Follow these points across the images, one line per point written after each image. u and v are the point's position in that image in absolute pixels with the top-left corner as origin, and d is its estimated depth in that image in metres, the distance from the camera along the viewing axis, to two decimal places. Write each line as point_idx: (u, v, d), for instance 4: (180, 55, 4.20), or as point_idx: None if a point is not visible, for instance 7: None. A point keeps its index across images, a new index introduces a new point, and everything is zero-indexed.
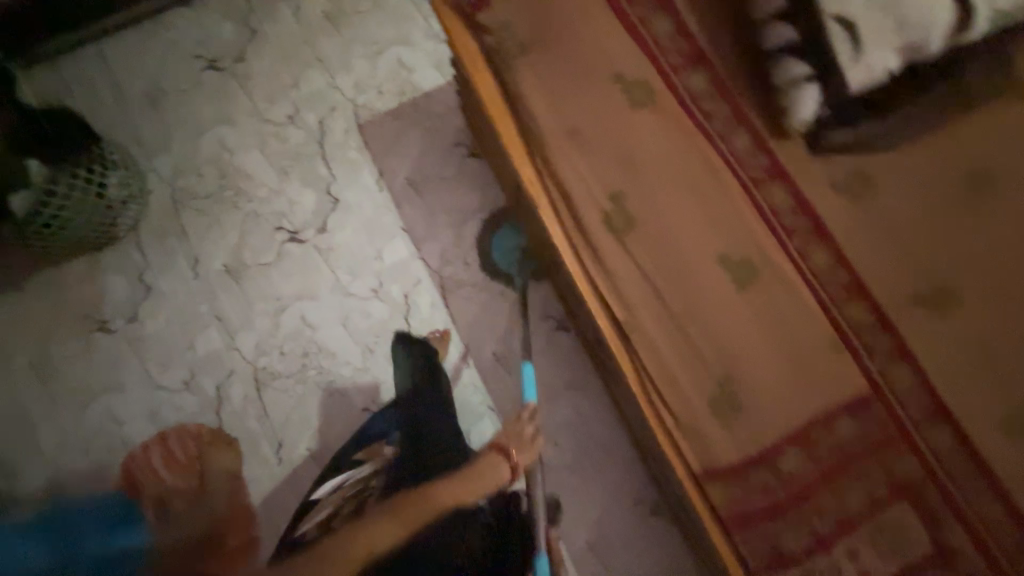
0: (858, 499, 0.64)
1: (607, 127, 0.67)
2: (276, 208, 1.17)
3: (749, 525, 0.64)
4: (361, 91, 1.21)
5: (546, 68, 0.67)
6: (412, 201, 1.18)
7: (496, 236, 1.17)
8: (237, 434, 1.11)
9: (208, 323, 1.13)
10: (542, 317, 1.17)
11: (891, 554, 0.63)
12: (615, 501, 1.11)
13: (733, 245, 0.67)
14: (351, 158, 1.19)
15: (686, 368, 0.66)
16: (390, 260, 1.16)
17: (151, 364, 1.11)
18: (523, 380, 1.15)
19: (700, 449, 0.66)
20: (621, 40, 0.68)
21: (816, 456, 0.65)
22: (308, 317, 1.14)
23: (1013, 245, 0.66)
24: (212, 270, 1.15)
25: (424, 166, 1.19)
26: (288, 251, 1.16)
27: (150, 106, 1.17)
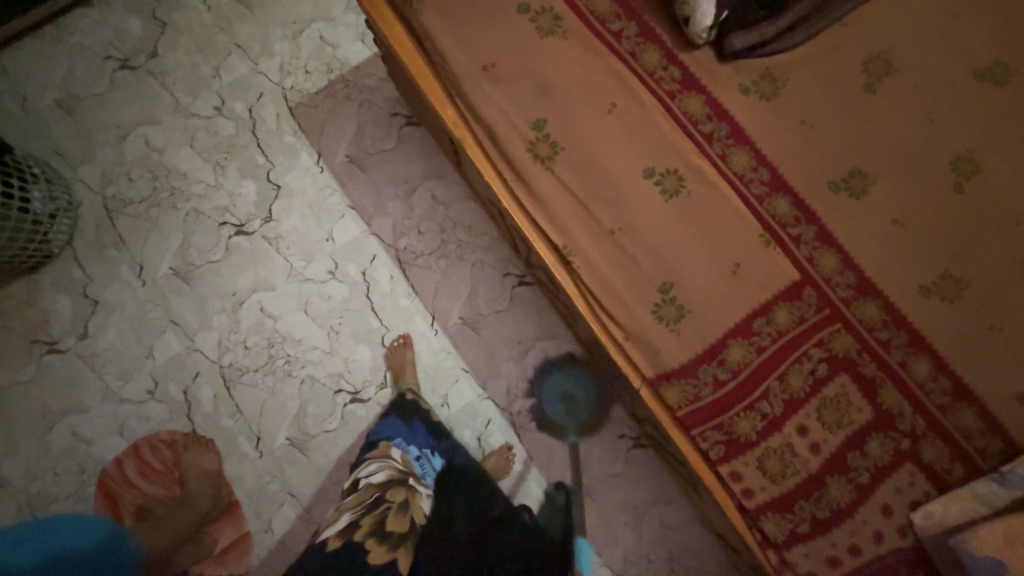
0: (802, 379, 0.69)
1: (519, 57, 0.68)
2: (217, 203, 1.14)
3: (706, 420, 0.68)
4: (286, 73, 1.18)
5: (455, 11, 0.68)
6: (355, 177, 1.17)
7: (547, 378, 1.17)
8: (213, 436, 1.10)
9: (165, 329, 1.11)
10: (502, 275, 1.18)
11: (834, 421, 0.68)
12: (596, 439, 1.16)
13: (659, 159, 0.69)
14: (288, 143, 1.17)
15: (628, 282, 0.68)
16: (343, 239, 1.16)
17: (111, 378, 1.09)
18: (494, 339, 1.17)
19: (652, 356, 0.68)
20: None
21: (760, 346, 0.68)
22: (267, 308, 1.13)
23: (904, 126, 0.72)
24: (160, 275, 1.12)
25: (363, 140, 1.17)
26: (237, 244, 1.14)
27: (65, 115, 1.12)
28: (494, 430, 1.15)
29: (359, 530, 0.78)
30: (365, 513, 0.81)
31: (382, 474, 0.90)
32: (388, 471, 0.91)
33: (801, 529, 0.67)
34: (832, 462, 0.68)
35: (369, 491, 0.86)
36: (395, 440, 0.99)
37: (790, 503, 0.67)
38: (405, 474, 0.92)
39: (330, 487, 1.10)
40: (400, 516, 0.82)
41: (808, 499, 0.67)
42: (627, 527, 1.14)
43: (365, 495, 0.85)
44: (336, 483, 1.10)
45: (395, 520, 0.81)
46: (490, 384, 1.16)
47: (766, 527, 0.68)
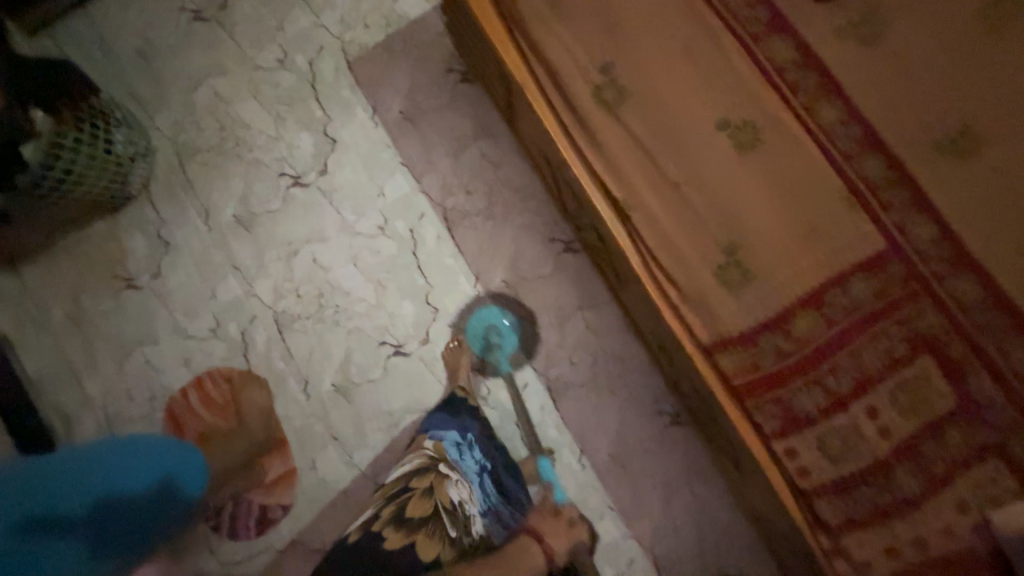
0: (877, 358, 0.63)
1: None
2: (276, 154, 1.18)
3: (763, 394, 0.64)
4: (346, 26, 1.18)
5: None
6: (408, 133, 1.17)
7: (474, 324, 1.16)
8: (267, 376, 1.17)
9: (227, 273, 1.18)
10: (548, 239, 1.16)
11: (908, 405, 0.63)
12: (635, 412, 1.14)
13: (736, 109, 0.63)
14: (345, 96, 1.18)
15: (689, 242, 0.64)
16: (394, 195, 1.17)
17: (180, 314, 1.17)
18: (535, 304, 1.16)
19: (710, 320, 0.64)
20: None
21: (832, 318, 0.63)
22: (320, 259, 1.17)
23: None
24: (224, 221, 1.18)
25: (417, 96, 1.17)
26: (293, 195, 1.18)
27: (143, 63, 1.18)
28: (530, 393, 1.15)
29: (376, 521, 0.73)
30: (385, 507, 0.76)
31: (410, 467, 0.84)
32: (417, 462, 0.85)
33: (859, 515, 0.63)
34: (902, 447, 0.63)
35: (396, 484, 0.81)
36: (433, 432, 0.93)
37: (848, 487, 0.63)
38: (435, 460, 0.86)
39: (370, 434, 1.15)
40: (421, 502, 0.76)
41: (870, 485, 0.63)
42: (660, 504, 1.13)
43: (392, 487, 0.81)
44: (376, 431, 1.15)
45: (416, 507, 0.75)
46: (529, 349, 1.16)
47: (820, 509, 0.64)
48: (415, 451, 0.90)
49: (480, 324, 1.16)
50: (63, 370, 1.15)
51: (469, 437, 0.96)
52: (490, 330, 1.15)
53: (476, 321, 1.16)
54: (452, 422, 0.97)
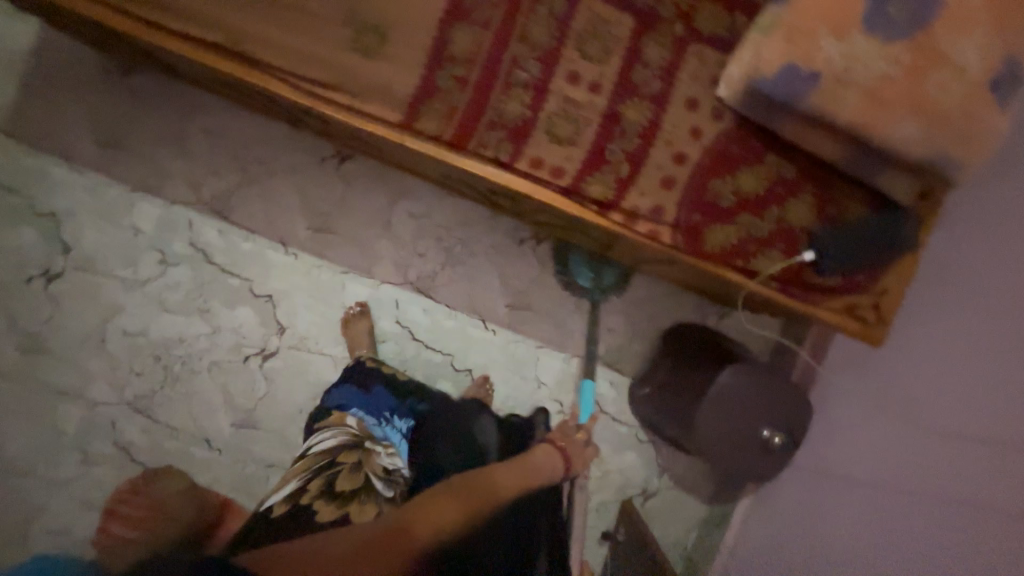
0: (544, 24, 0.61)
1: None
2: (8, 264, 1.05)
3: (476, 128, 0.62)
4: None
5: None
6: (119, 160, 1.06)
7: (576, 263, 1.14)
8: (171, 461, 1.10)
9: (57, 402, 1.07)
10: (322, 163, 1.10)
11: (598, 50, 0.61)
12: (503, 255, 1.14)
13: None
14: (28, 165, 1.04)
15: (315, 38, 0.60)
16: (152, 223, 1.07)
17: (43, 469, 1.07)
18: (352, 227, 1.11)
19: (385, 95, 0.61)
20: None
21: (482, 13, 0.60)
22: (131, 327, 1.08)
23: None
24: (12, 360, 1.06)
25: (100, 120, 1.05)
26: (57, 289, 1.06)
27: None
28: (407, 305, 1.13)
29: (304, 495, 0.74)
30: (312, 479, 0.77)
31: (333, 443, 0.84)
32: (340, 439, 0.85)
33: (623, 173, 0.63)
34: (618, 89, 0.62)
35: (319, 459, 0.82)
36: (350, 408, 0.92)
37: (599, 155, 0.63)
38: (360, 438, 0.86)
39: (298, 438, 1.12)
40: (352, 475, 0.78)
41: (614, 139, 0.62)
42: (575, 313, 1.16)
43: (315, 460, 0.82)
44: (301, 432, 1.12)
45: (342, 482, 0.76)
46: (378, 269, 1.12)
47: (592, 191, 0.64)
48: (337, 427, 0.88)
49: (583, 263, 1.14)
50: None
51: (389, 416, 0.93)
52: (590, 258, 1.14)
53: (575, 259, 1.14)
54: (363, 396, 0.95)
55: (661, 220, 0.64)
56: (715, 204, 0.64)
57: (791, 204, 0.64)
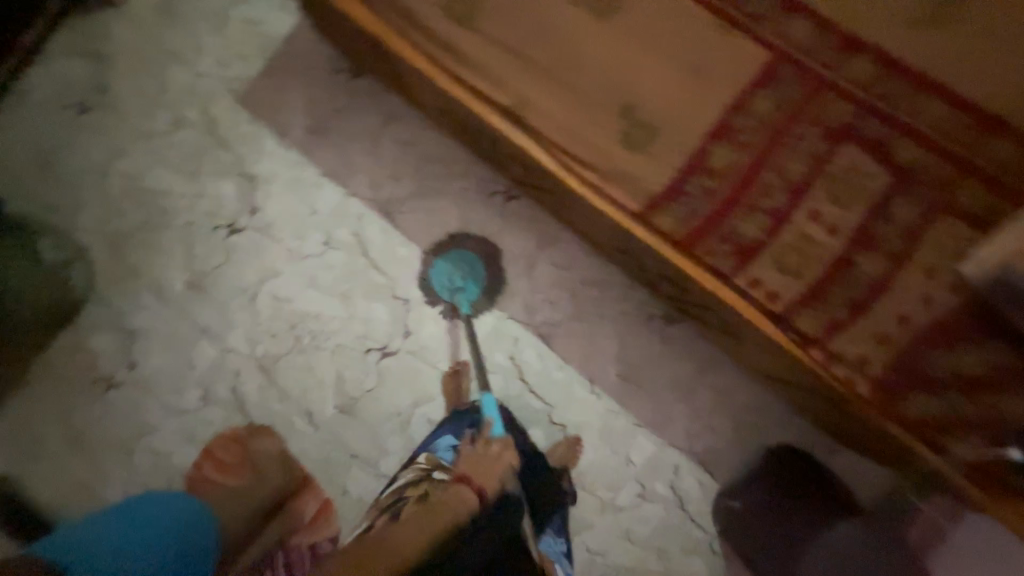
0: (798, 162, 0.63)
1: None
2: (204, 209, 1.18)
3: (708, 237, 0.64)
4: (225, 66, 1.19)
5: None
6: (319, 145, 1.18)
7: (437, 265, 1.16)
8: (272, 423, 1.17)
9: (198, 339, 1.18)
10: (488, 194, 1.17)
11: (845, 196, 0.63)
12: (629, 326, 1.15)
13: None
14: (248, 132, 1.18)
15: (588, 121, 0.65)
16: (328, 207, 1.18)
17: (167, 395, 1.17)
18: (497, 260, 1.16)
19: (634, 186, 0.65)
20: None
21: (744, 141, 0.64)
22: (280, 293, 1.17)
23: None
24: (177, 291, 1.18)
25: (315, 108, 1.18)
26: (233, 242, 1.18)
27: (47, 172, 1.18)
28: (524, 346, 1.16)
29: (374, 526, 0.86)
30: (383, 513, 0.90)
31: (404, 480, 0.97)
32: (411, 475, 0.98)
33: (838, 316, 0.63)
34: (855, 237, 0.63)
35: (393, 496, 0.94)
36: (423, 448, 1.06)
37: (819, 292, 0.63)
38: (428, 472, 0.97)
39: (387, 438, 1.16)
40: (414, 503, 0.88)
41: (838, 283, 0.63)
42: (682, 403, 1.15)
43: (390, 497, 0.94)
44: (391, 434, 1.16)
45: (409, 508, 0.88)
46: (507, 305, 1.16)
47: (801, 324, 0.64)
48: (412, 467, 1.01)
49: (451, 265, 1.15)
50: (77, 488, 1.15)
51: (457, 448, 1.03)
52: (451, 275, 1.15)
53: (444, 259, 1.15)
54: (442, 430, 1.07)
55: (864, 372, 0.63)
56: (925, 373, 0.62)
57: (1009, 398, 0.61)
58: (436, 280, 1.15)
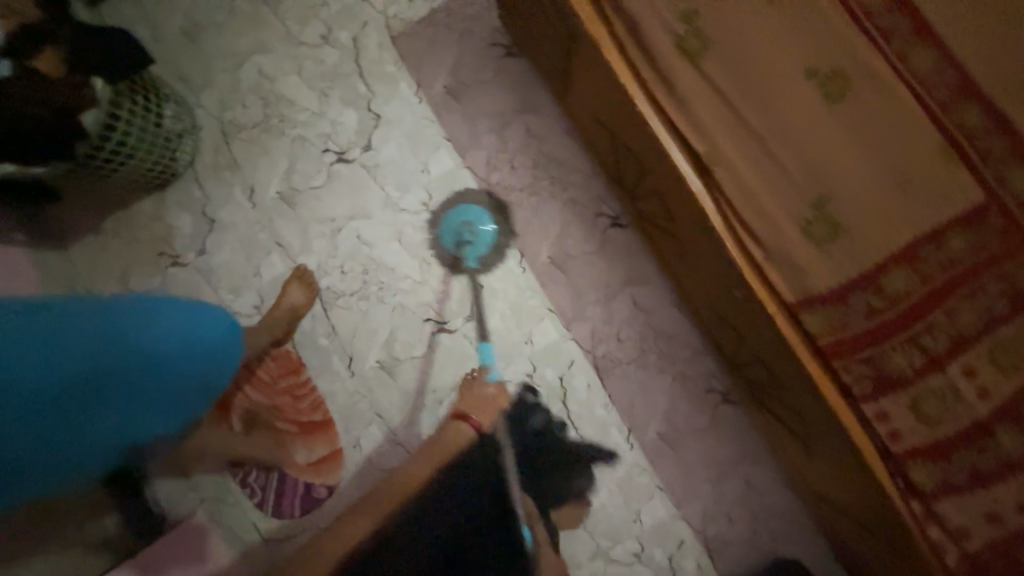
0: (973, 314, 0.60)
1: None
2: (320, 130, 1.17)
3: (851, 353, 0.62)
4: (391, 2, 1.17)
5: None
6: (452, 108, 1.16)
7: (456, 216, 1.15)
8: (311, 356, 1.17)
9: (271, 250, 1.17)
10: (595, 215, 1.14)
11: (1010, 366, 0.59)
12: (685, 391, 1.12)
13: (815, 58, 0.62)
14: (389, 72, 1.17)
15: (774, 196, 0.63)
16: (438, 171, 1.16)
17: (225, 292, 1.17)
18: (580, 281, 1.14)
19: (797, 277, 0.63)
20: None
21: (926, 272, 0.60)
22: (364, 236, 1.16)
23: None
24: (268, 199, 1.18)
25: (461, 71, 1.16)
26: (337, 171, 1.17)
27: (192, 43, 1.19)
28: (578, 372, 1.13)
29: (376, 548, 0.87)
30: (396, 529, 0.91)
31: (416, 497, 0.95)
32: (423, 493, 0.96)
33: (955, 480, 0.60)
34: (1005, 409, 0.59)
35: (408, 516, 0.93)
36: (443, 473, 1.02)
37: (946, 450, 0.60)
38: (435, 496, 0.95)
39: (414, 410, 1.15)
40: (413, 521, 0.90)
41: (969, 448, 0.60)
42: (709, 484, 1.11)
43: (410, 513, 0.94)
44: (420, 407, 1.15)
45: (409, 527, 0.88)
46: (575, 326, 1.14)
47: (913, 474, 0.61)
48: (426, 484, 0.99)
49: (457, 220, 1.14)
50: None
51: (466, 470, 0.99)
52: (462, 228, 1.14)
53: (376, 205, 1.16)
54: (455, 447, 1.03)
55: (961, 544, 0.60)
56: None
57: None
58: (447, 240, 1.15)
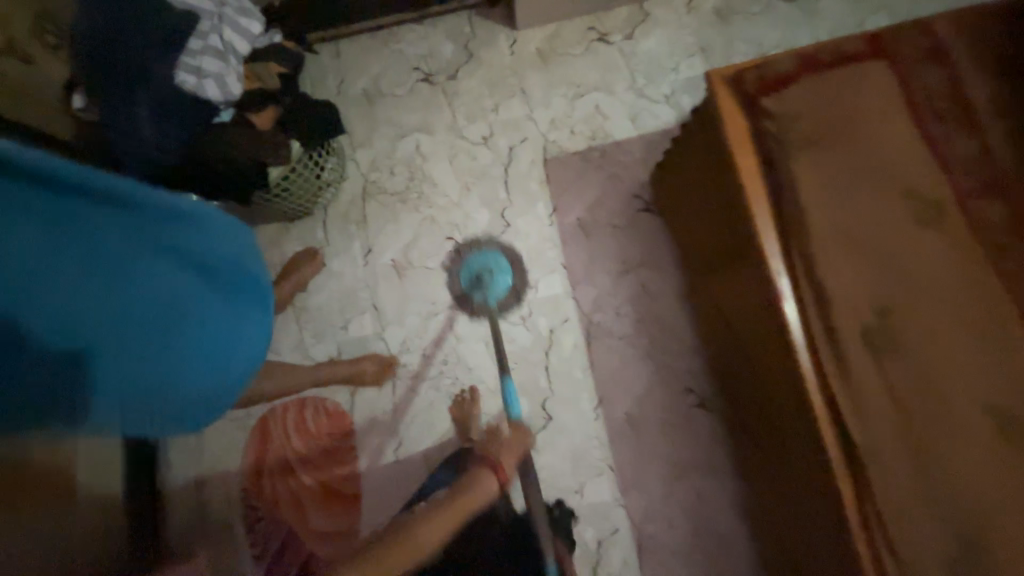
0: None
1: (877, 250, 0.65)
2: (451, 219, 1.23)
3: None
4: (554, 128, 1.25)
5: (820, 150, 0.67)
6: (578, 240, 1.19)
7: (471, 260, 1.20)
8: (363, 425, 1.16)
9: (365, 311, 1.20)
10: (684, 389, 1.12)
11: None
12: None
13: (1009, 400, 0.59)
14: (531, 188, 1.23)
15: (929, 525, 0.58)
16: (546, 293, 1.18)
17: (308, 334, 1.20)
18: (649, 448, 1.11)
19: None
20: (911, 168, 0.65)
21: None
22: (456, 328, 1.18)
23: None
24: (380, 263, 1.22)
25: (599, 209, 1.20)
26: (453, 261, 1.21)
27: (367, 105, 1.29)
28: (617, 542, 1.08)
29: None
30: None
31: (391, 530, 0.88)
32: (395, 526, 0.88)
33: None
34: None
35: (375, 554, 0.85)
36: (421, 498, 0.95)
37: None
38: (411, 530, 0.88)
39: None
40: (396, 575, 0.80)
41: None
42: None
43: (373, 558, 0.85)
44: None
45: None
46: (630, 494, 1.09)
47: None
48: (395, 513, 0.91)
49: (478, 265, 1.20)
50: None
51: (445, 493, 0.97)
52: (484, 270, 1.19)
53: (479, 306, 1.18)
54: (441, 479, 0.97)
55: None
56: None
57: None
58: (462, 277, 1.20)
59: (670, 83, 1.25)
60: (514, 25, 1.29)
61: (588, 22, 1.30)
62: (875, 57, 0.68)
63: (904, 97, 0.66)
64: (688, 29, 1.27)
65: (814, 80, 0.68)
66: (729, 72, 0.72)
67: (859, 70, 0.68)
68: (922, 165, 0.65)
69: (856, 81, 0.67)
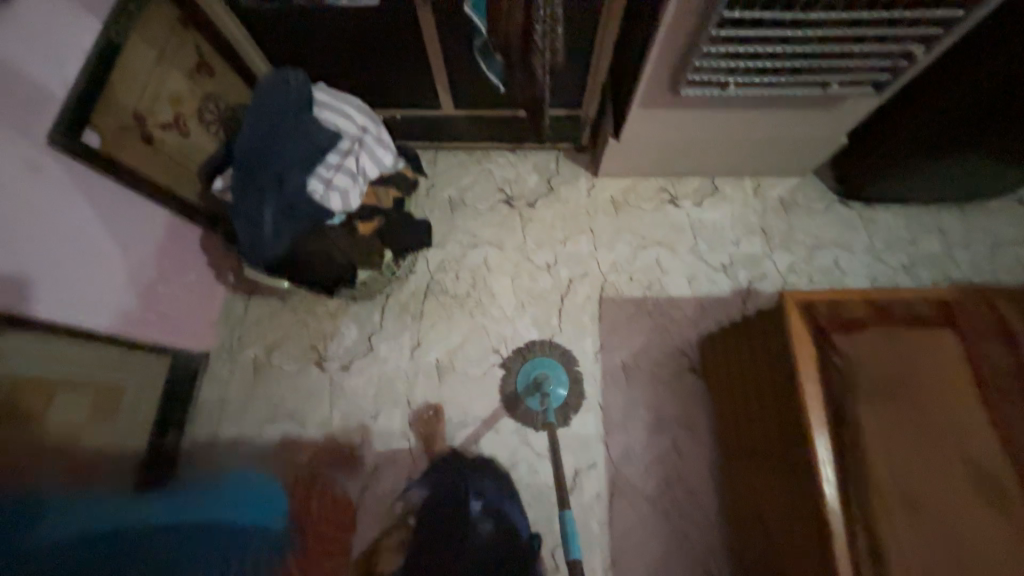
0: None
1: (940, 513, 0.65)
2: (501, 333, 1.27)
3: None
4: (615, 270, 1.33)
5: (884, 398, 0.70)
6: (619, 384, 1.21)
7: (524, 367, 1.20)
8: (368, 525, 1.13)
9: (398, 404, 1.21)
10: (701, 568, 1.08)
11: None
12: None
13: None
14: (583, 322, 1.28)
15: None
16: (578, 430, 1.18)
17: (337, 415, 1.21)
18: None
19: None
20: (977, 441, 0.67)
21: None
22: (482, 444, 1.17)
23: None
24: (425, 360, 1.25)
25: (644, 358, 1.24)
26: (494, 374, 1.23)
27: (449, 211, 1.40)
28: None
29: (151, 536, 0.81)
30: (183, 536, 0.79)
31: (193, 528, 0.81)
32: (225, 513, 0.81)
33: None
34: None
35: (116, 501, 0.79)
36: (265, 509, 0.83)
37: None
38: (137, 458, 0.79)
39: None
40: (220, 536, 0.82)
41: None
42: None
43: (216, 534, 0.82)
44: None
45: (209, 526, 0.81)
46: None
47: None
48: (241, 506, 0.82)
49: (525, 379, 1.18)
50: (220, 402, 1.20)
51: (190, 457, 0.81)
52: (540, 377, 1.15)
53: (511, 427, 1.18)
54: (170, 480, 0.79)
55: None
56: None
57: None
58: (521, 382, 1.18)
59: (728, 255, 1.34)
60: (595, 172, 1.43)
61: (661, 183, 1.43)
62: (942, 323, 0.73)
63: (972, 368, 0.70)
64: (752, 211, 1.39)
65: (884, 331, 0.74)
66: (801, 298, 0.78)
67: (927, 331, 0.73)
68: (990, 441, 0.67)
69: (922, 343, 0.72)
